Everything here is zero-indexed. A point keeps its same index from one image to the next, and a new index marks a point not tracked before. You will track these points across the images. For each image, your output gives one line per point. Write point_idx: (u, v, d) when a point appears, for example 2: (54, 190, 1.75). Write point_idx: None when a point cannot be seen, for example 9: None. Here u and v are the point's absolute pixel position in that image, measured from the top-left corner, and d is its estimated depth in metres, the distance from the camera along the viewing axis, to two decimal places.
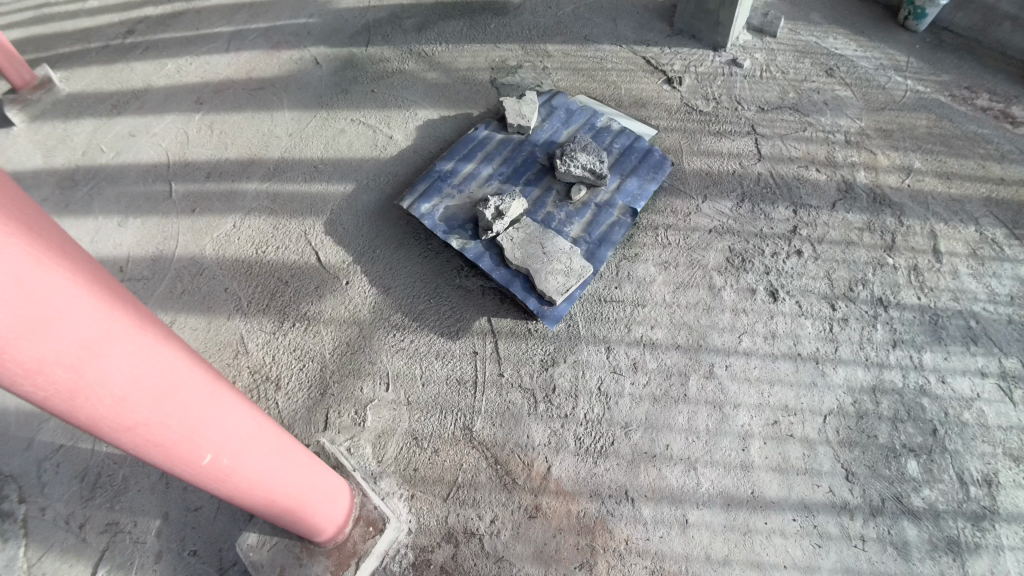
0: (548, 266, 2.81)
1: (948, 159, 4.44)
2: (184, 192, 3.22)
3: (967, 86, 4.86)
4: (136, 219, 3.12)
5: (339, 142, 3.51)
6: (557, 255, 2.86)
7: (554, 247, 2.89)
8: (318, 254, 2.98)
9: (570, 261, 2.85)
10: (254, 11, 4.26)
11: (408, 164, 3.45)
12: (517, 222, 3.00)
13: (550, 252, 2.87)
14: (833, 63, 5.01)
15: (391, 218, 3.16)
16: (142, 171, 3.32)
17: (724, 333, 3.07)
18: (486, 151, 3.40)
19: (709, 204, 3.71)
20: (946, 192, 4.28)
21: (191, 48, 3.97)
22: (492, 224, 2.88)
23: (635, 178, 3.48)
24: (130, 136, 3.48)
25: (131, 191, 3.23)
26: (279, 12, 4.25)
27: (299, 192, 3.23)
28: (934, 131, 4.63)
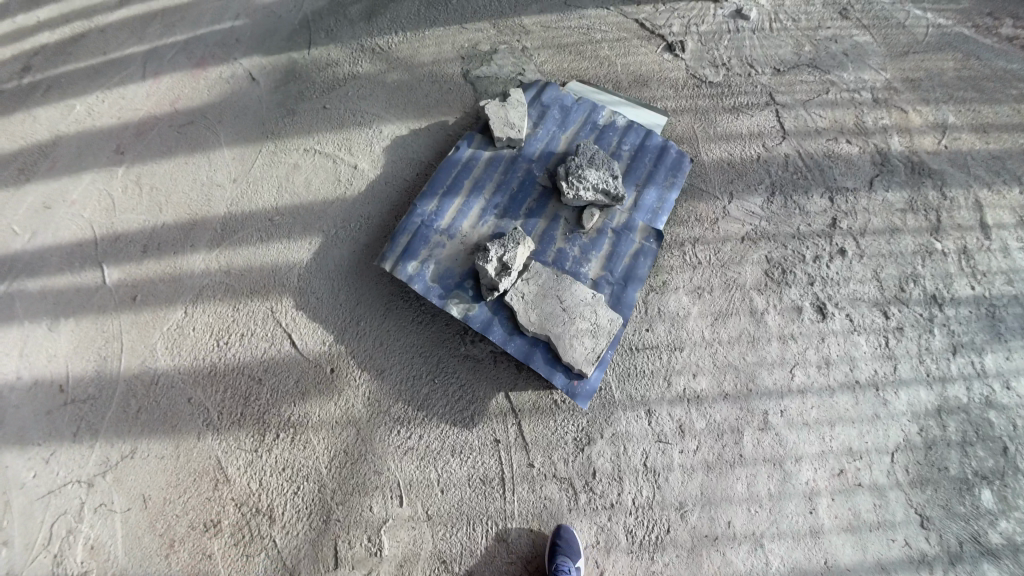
0: (571, 329, 2.35)
1: (985, 107, 3.93)
2: (120, 277, 2.65)
3: (989, 13, 4.31)
4: (68, 320, 2.56)
5: (295, 182, 2.90)
6: (580, 312, 2.39)
7: (574, 301, 2.41)
8: (292, 337, 2.51)
9: (595, 317, 2.39)
10: (165, 16, 3.42)
11: (382, 201, 2.88)
12: (525, 270, 2.50)
13: (571, 308, 2.40)
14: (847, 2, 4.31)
15: (372, 278, 2.64)
16: (66, 254, 2.71)
17: (775, 370, 2.73)
18: (474, 175, 2.80)
19: (737, 204, 3.22)
20: (985, 149, 3.76)
21: (97, 76, 3.20)
22: (498, 282, 2.37)
23: (652, 188, 2.93)
24: (43, 208, 2.82)
25: (57, 283, 2.64)
26: (195, 13, 3.43)
27: (255, 257, 2.68)
28: (963, 74, 4.05)
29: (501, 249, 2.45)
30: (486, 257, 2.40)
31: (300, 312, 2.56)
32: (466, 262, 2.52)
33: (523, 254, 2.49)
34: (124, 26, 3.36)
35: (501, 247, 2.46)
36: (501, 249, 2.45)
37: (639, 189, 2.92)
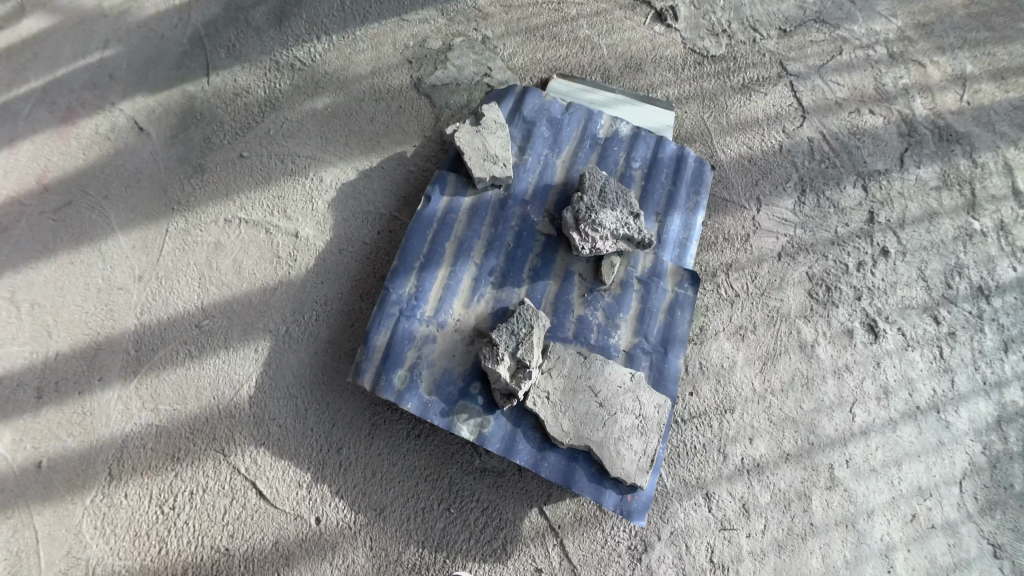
0: (615, 430, 1.95)
1: (999, 47, 3.50)
2: (17, 438, 2.11)
3: None
4: None
5: (222, 271, 2.37)
6: (620, 404, 1.98)
7: (612, 393, 1.99)
8: (257, 487, 2.13)
9: (640, 408, 2.00)
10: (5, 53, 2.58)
11: (342, 276, 2.34)
12: (545, 357, 2.01)
13: (610, 403, 1.98)
14: None
15: (344, 395, 2.24)
16: None
17: (835, 414, 2.49)
18: (456, 234, 2.20)
19: (767, 212, 2.82)
20: (1007, 100, 3.35)
21: None
22: (518, 389, 1.91)
23: (676, 216, 2.45)
24: None
25: None
26: (42, 44, 2.60)
27: (187, 385, 2.25)
28: (971, 10, 3.58)
29: (511, 341, 1.96)
30: (497, 358, 1.92)
31: (258, 450, 2.17)
32: (465, 358, 2.03)
33: (539, 341, 2.01)
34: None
35: (511, 338, 1.97)
36: (512, 342, 1.97)
37: (660, 220, 2.43)
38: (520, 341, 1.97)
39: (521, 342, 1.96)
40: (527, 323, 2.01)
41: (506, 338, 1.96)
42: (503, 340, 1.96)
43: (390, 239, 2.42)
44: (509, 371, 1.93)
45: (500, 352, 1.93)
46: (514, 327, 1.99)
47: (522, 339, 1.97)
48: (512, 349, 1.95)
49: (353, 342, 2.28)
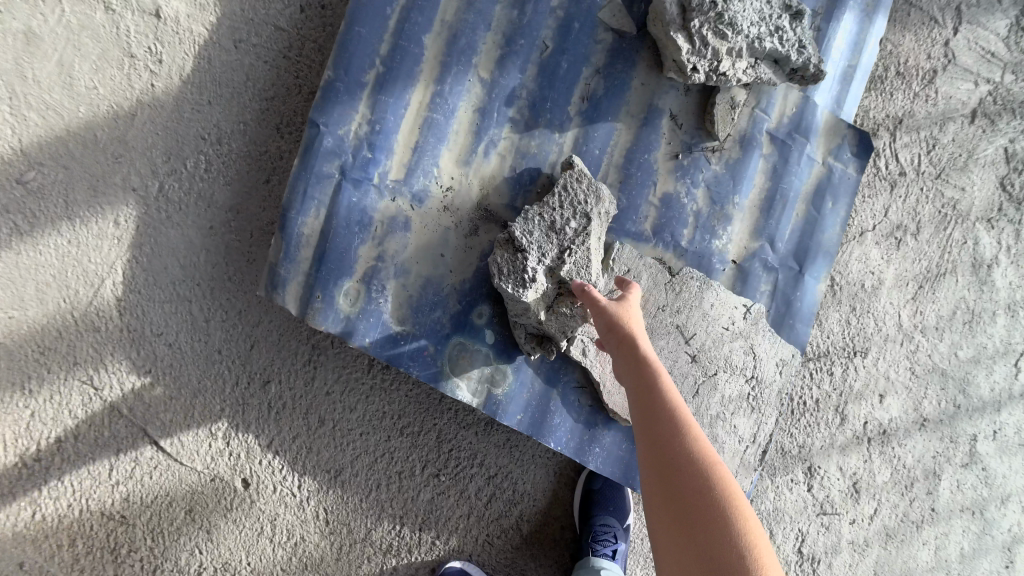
0: (713, 403, 1.22)
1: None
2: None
3: None
4: None
5: (45, 89, 1.33)
6: (724, 356, 1.22)
7: (713, 341, 1.21)
8: (149, 435, 1.40)
9: (753, 367, 1.24)
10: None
11: (240, 92, 1.35)
12: (608, 257, 1.18)
13: (706, 357, 1.21)
14: None
15: (264, 304, 1.41)
16: None
17: (998, 368, 1.70)
18: (447, 19, 1.14)
19: (961, 39, 1.67)
20: None
21: None
22: (557, 336, 1.14)
23: (846, 16, 1.38)
24: None
25: None
26: None
27: (21, 283, 1.35)
28: None
29: (550, 243, 1.10)
30: (525, 276, 1.08)
31: (141, 383, 1.39)
32: (463, 265, 1.17)
33: (598, 240, 1.14)
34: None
35: (551, 239, 1.10)
36: (552, 245, 1.10)
37: (821, 26, 1.36)
38: (565, 245, 1.10)
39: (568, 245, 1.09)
40: (579, 211, 1.11)
41: (540, 238, 1.09)
42: (535, 241, 1.09)
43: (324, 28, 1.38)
44: (544, 298, 1.11)
45: (529, 266, 1.07)
46: (556, 217, 1.10)
47: (570, 240, 1.10)
48: (551, 260, 1.10)
49: (266, 212, 1.38)
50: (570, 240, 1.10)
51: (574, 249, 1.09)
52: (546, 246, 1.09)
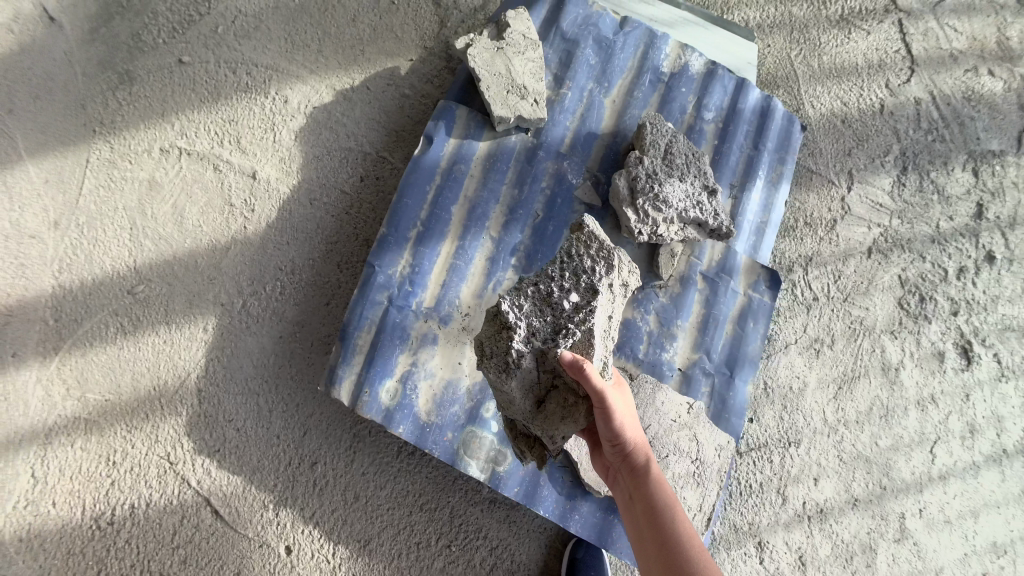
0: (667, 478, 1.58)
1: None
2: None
3: None
4: None
5: (160, 224, 1.85)
6: (674, 445, 1.61)
7: (665, 430, 1.60)
8: (211, 501, 1.69)
9: (697, 451, 1.63)
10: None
11: (310, 234, 1.81)
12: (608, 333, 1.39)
13: (659, 443, 1.59)
14: None
15: (317, 396, 1.76)
16: None
17: (913, 454, 2.07)
18: (467, 194, 1.63)
19: (858, 193, 2.24)
20: None
21: None
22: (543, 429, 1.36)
23: (755, 190, 1.92)
24: None
25: None
26: None
27: (121, 372, 1.78)
28: None
29: (546, 321, 1.29)
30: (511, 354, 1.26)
31: (210, 461, 1.70)
32: (476, 371, 1.56)
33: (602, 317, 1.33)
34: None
35: (547, 313, 1.30)
36: (547, 321, 1.29)
37: (739, 193, 1.89)
38: (563, 324, 1.29)
39: (580, 336, 1.26)
40: (581, 288, 1.30)
41: (534, 316, 1.30)
42: (525, 316, 1.29)
43: (375, 187, 1.87)
44: (530, 392, 1.34)
45: (514, 345, 1.25)
46: (553, 294, 1.30)
47: (569, 318, 1.28)
48: (542, 341, 1.28)
49: (326, 326, 1.79)
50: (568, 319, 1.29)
51: (573, 329, 1.26)
52: (538, 322, 1.29)
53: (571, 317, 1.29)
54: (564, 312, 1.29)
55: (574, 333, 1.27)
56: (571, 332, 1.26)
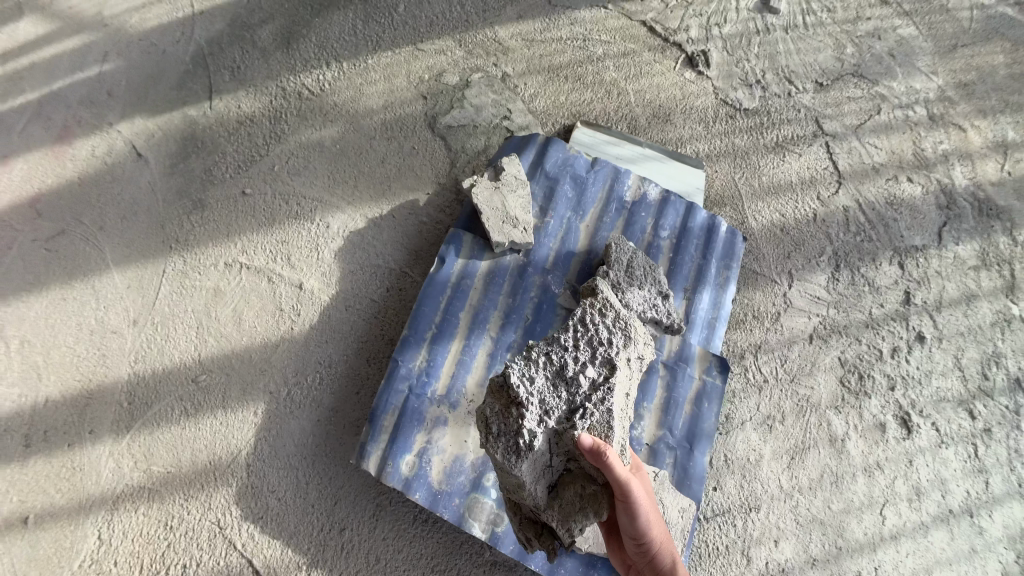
0: None
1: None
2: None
3: None
4: None
5: (223, 323, 2.30)
6: None
7: None
8: (253, 561, 1.99)
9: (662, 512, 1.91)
10: (5, 62, 2.82)
11: (345, 334, 2.28)
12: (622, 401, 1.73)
13: None
14: None
15: (347, 468, 2.11)
16: None
17: (865, 516, 2.29)
18: (471, 303, 2.14)
19: (799, 289, 2.65)
20: None
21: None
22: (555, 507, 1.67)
23: (704, 292, 2.37)
24: None
25: None
26: (66, 93, 2.76)
27: (182, 449, 2.14)
28: (1017, 69, 3.37)
29: (563, 400, 1.62)
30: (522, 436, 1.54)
31: (254, 526, 2.02)
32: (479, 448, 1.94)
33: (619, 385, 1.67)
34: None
35: (563, 391, 1.63)
36: (563, 399, 1.62)
37: (691, 295, 2.35)
38: (578, 403, 1.63)
39: (594, 418, 1.60)
40: (597, 366, 1.65)
41: (551, 397, 1.62)
42: (542, 397, 1.61)
43: (399, 297, 2.38)
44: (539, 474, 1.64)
45: (528, 425, 1.55)
46: (569, 376, 1.64)
47: (584, 400, 1.63)
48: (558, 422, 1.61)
49: (357, 411, 2.18)
50: (582, 399, 1.63)
51: (590, 411, 1.61)
52: (553, 400, 1.61)
53: (586, 396, 1.63)
54: (579, 390, 1.63)
55: (590, 417, 1.61)
56: (585, 411, 1.60)
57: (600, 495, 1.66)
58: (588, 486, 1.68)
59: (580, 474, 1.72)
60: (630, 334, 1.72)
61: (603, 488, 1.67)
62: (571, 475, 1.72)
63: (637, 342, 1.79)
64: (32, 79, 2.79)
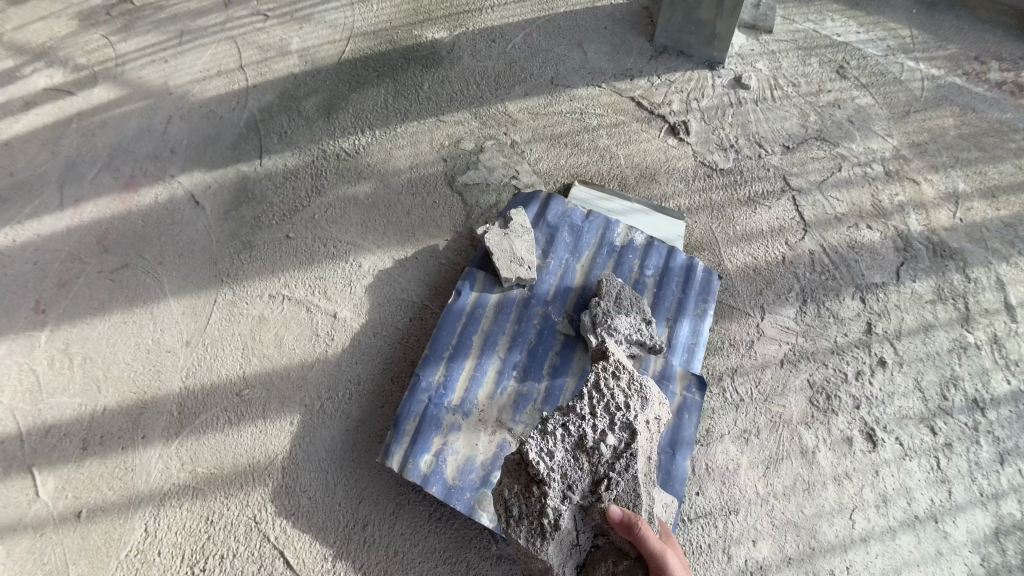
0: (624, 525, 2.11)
1: (989, 166, 3.69)
2: (55, 489, 2.35)
3: (974, 57, 4.17)
4: (38, 557, 2.22)
5: (265, 345, 2.66)
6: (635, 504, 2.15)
7: None
8: (285, 553, 2.23)
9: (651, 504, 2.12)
10: (85, 123, 3.35)
11: (374, 356, 2.64)
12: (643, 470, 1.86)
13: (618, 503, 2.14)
14: (841, 58, 4.06)
15: (372, 471, 2.39)
16: (29, 466, 2.39)
17: (835, 520, 2.55)
18: (483, 328, 2.51)
19: (770, 320, 3.00)
20: (997, 216, 3.49)
21: (71, 251, 2.91)
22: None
23: (685, 322, 2.72)
24: (22, 400, 2.54)
25: (24, 512, 2.30)
26: (138, 149, 3.26)
27: (225, 452, 2.42)
28: (964, 130, 3.82)
29: (585, 471, 1.80)
30: (548, 519, 1.74)
31: (287, 521, 2.28)
32: (488, 450, 2.28)
33: (642, 453, 1.84)
34: (54, 171, 3.17)
35: (585, 462, 1.80)
36: (586, 470, 1.80)
37: (673, 322, 2.71)
38: (601, 474, 1.79)
39: (620, 488, 1.77)
40: (619, 437, 1.82)
41: (574, 475, 1.80)
42: (562, 474, 1.79)
43: (420, 326, 2.74)
44: (567, 552, 1.82)
45: (551, 503, 1.74)
46: (589, 454, 1.81)
47: (608, 469, 1.79)
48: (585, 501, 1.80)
49: (381, 421, 2.49)
50: (606, 469, 1.80)
51: (614, 480, 1.78)
52: (575, 473, 1.80)
53: (610, 466, 1.80)
54: (601, 461, 1.80)
55: (615, 487, 1.78)
56: (611, 487, 1.77)
57: (634, 569, 1.74)
58: (621, 560, 1.78)
59: (611, 550, 1.84)
60: (646, 395, 1.91)
61: (636, 562, 1.75)
62: (602, 551, 1.86)
63: (654, 405, 1.96)
64: (106, 137, 3.30)
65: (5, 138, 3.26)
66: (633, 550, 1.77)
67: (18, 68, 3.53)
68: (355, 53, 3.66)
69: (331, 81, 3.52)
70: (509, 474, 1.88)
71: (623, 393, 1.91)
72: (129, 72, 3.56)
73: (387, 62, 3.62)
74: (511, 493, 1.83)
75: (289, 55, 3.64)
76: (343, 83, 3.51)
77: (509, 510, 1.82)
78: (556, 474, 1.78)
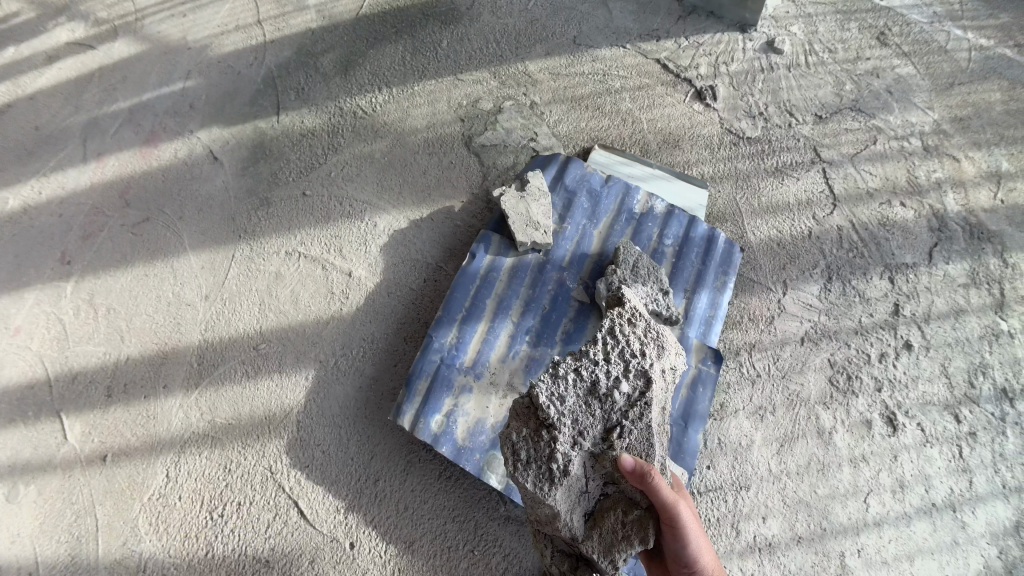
0: None
1: None
2: (83, 433, 2.43)
3: None
4: (69, 498, 2.32)
5: (281, 301, 2.67)
6: None
7: None
8: (299, 502, 2.30)
9: None
10: (106, 77, 3.33)
11: (387, 316, 2.64)
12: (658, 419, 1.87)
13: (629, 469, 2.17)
14: (883, 24, 3.81)
15: (384, 429, 2.42)
16: (59, 412, 2.47)
17: (848, 502, 2.53)
18: (497, 291, 2.49)
19: (793, 297, 2.91)
20: None
21: (94, 203, 2.94)
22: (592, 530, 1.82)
23: (703, 294, 2.65)
24: (49, 347, 2.61)
25: (55, 455, 2.39)
26: (157, 102, 3.24)
27: (241, 404, 2.47)
28: (1012, 106, 3.58)
29: (597, 418, 1.80)
30: (557, 466, 1.73)
31: (301, 473, 2.34)
32: (499, 413, 2.28)
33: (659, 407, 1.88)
34: (78, 124, 3.18)
35: (597, 409, 1.79)
36: (597, 417, 1.80)
37: (690, 294, 2.66)
38: (614, 421, 1.80)
39: (637, 435, 1.78)
40: (634, 385, 1.80)
41: (586, 422, 1.79)
42: (574, 420, 1.78)
43: (434, 288, 2.72)
44: (575, 503, 1.80)
45: (561, 448, 1.73)
46: (601, 404, 1.80)
47: (621, 417, 1.79)
48: (596, 450, 1.79)
49: (394, 381, 2.51)
50: (619, 416, 1.80)
51: (627, 428, 1.78)
52: (587, 419, 1.79)
53: (624, 414, 1.79)
54: (613, 408, 1.80)
55: (628, 435, 1.78)
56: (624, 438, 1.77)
57: (645, 519, 1.76)
58: (631, 510, 1.79)
59: (620, 499, 1.83)
60: (662, 344, 1.90)
61: (648, 512, 1.77)
62: (611, 500, 1.85)
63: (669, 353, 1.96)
64: (126, 91, 3.28)
65: (31, 92, 3.26)
66: (644, 500, 1.78)
67: (38, 19, 3.51)
68: (372, 7, 3.54)
69: (347, 36, 3.43)
70: (516, 417, 1.84)
71: (639, 339, 1.88)
72: (148, 25, 3.51)
73: (405, 18, 3.50)
74: (519, 437, 1.80)
75: (307, 10, 3.54)
76: (359, 38, 3.42)
77: (516, 454, 1.77)
78: (566, 419, 1.76)
